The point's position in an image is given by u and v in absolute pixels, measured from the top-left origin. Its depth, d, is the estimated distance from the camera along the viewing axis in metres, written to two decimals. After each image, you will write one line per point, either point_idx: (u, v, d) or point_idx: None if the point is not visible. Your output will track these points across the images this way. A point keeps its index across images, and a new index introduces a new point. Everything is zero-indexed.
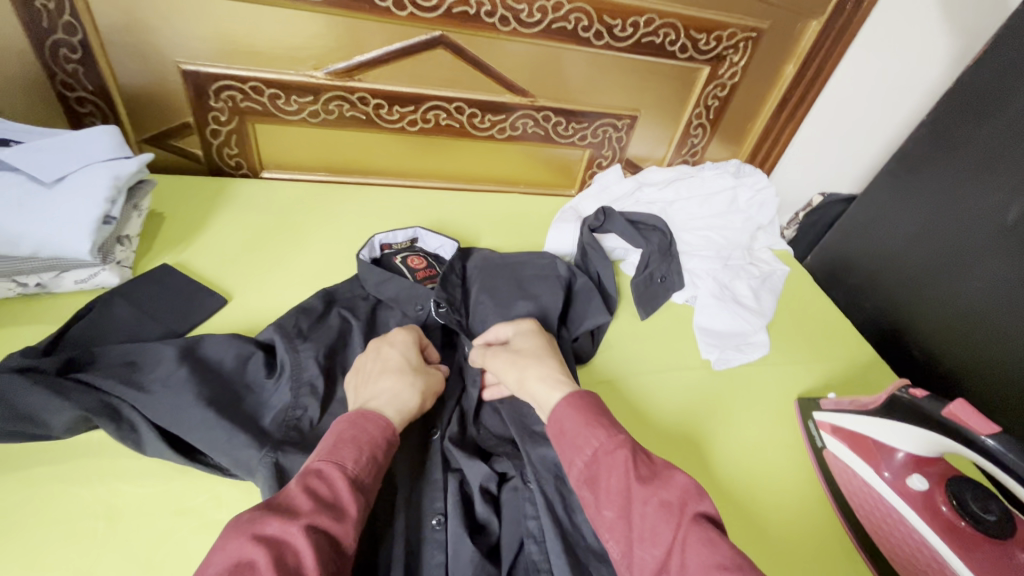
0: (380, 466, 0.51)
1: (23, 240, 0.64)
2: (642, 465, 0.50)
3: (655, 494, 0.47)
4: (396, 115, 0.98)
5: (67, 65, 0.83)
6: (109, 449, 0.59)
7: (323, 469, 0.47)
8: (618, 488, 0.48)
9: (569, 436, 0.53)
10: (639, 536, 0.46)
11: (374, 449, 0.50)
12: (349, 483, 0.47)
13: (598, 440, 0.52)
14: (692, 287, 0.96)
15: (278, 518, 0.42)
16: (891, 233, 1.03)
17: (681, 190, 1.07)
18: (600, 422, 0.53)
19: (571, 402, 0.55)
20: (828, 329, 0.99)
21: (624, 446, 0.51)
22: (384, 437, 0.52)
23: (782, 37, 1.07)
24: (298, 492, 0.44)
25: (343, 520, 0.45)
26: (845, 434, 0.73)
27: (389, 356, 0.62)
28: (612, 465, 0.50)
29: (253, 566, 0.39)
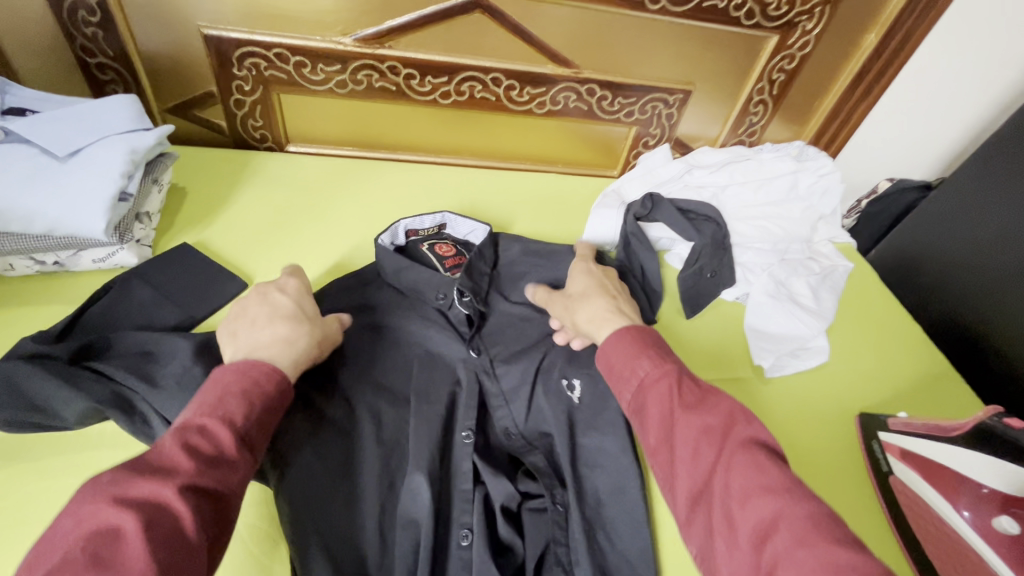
0: (270, 418, 0.46)
1: (37, 217, 0.61)
2: (687, 392, 0.48)
3: (700, 417, 0.45)
4: (428, 86, 0.91)
5: (86, 29, 0.79)
6: (122, 441, 0.56)
7: (205, 423, 0.42)
8: (661, 416, 0.47)
9: (618, 367, 0.51)
10: (683, 456, 0.45)
11: (266, 402, 0.46)
12: (234, 435, 0.42)
13: (643, 371, 0.50)
14: (745, 284, 0.87)
15: (149, 478, 0.37)
16: (976, 230, 0.91)
17: (735, 174, 0.98)
18: (647, 353, 0.51)
19: (621, 337, 0.53)
20: (896, 336, 0.90)
21: (669, 375, 0.49)
22: (278, 387, 0.48)
23: (863, 3, 0.93)
24: (173, 448, 0.40)
25: (229, 475, 0.41)
26: (917, 461, 0.66)
27: (275, 299, 0.58)
28: (658, 392, 0.48)
29: (122, 531, 0.35)
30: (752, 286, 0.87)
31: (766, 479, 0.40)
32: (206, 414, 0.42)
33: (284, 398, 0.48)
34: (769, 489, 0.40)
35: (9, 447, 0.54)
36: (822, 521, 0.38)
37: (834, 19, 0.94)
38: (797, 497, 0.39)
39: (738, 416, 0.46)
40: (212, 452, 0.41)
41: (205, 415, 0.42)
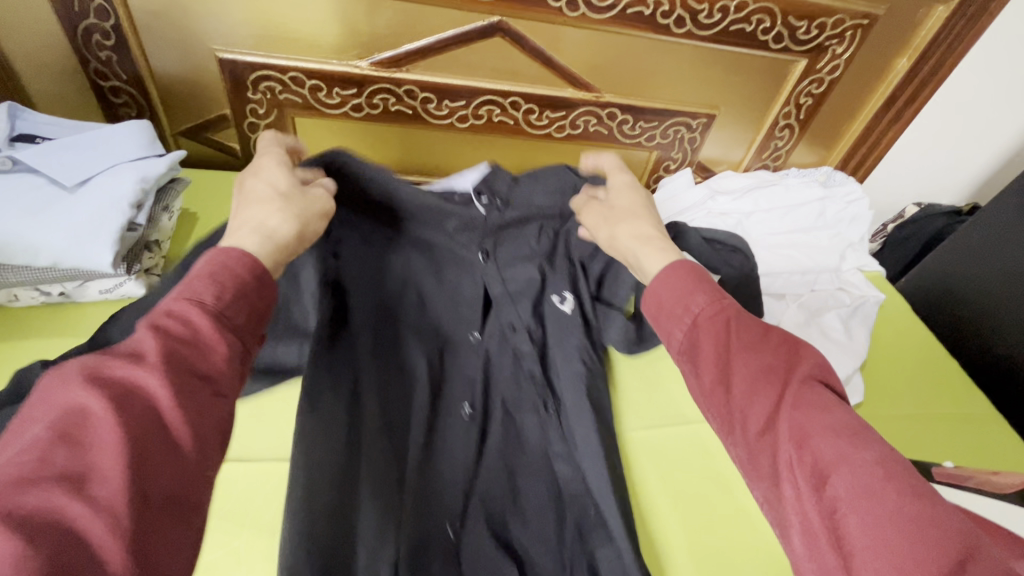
0: (256, 299, 0.39)
1: (42, 250, 0.58)
2: (746, 326, 0.40)
3: (764, 356, 0.38)
4: (445, 110, 0.89)
5: (100, 53, 0.78)
6: None
7: (179, 306, 0.35)
8: (715, 352, 0.40)
9: (668, 303, 0.44)
10: (739, 399, 0.38)
11: (246, 285, 0.38)
12: (214, 319, 0.35)
13: (697, 307, 0.42)
14: (773, 317, 0.84)
15: (123, 361, 0.32)
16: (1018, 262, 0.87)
17: (760, 201, 0.96)
18: (702, 286, 0.43)
19: (672, 273, 0.45)
20: (932, 372, 0.85)
21: (727, 309, 0.41)
22: (255, 268, 0.40)
23: (897, 26, 0.88)
24: (145, 333, 0.33)
25: (213, 361, 0.35)
26: None
27: (250, 186, 0.48)
28: (716, 330, 0.40)
29: (86, 413, 0.30)
30: (780, 318, 0.83)
31: (834, 417, 0.34)
32: (182, 298, 0.36)
33: (265, 278, 0.40)
34: (838, 431, 0.34)
35: None
36: (892, 467, 0.32)
37: (866, 42, 0.89)
38: (868, 445, 0.33)
39: (801, 350, 0.39)
40: (183, 334, 0.34)
41: (181, 299, 0.36)
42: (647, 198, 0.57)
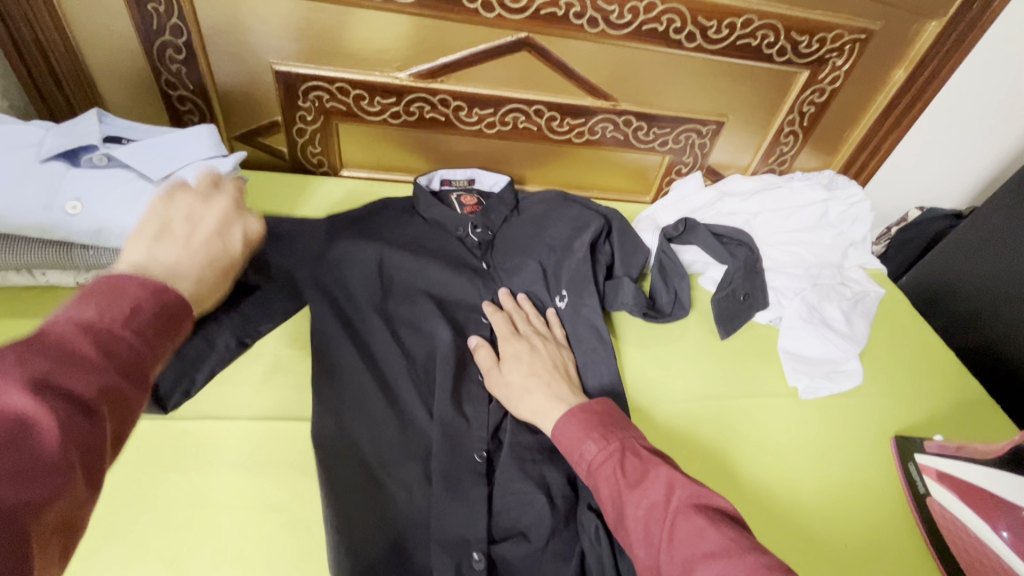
0: (167, 320, 0.36)
1: (133, 235, 0.66)
2: (631, 468, 0.52)
3: (644, 496, 0.49)
4: (475, 117, 0.97)
5: (171, 65, 0.87)
6: (204, 440, 0.61)
7: (111, 327, 0.33)
8: (611, 495, 0.51)
9: (568, 450, 0.57)
10: (636, 539, 0.49)
11: (156, 309, 0.36)
12: (150, 349, 0.34)
13: (590, 454, 0.54)
14: (778, 307, 0.90)
15: (60, 377, 0.30)
16: (1006, 262, 0.93)
17: (766, 202, 1.02)
18: (595, 433, 0.55)
19: (568, 420, 0.58)
20: (929, 361, 0.91)
21: (613, 456, 0.53)
22: (170, 296, 0.37)
23: (893, 40, 0.95)
24: (80, 345, 0.31)
25: (140, 393, 0.34)
26: (953, 482, 0.67)
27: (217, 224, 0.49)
28: (604, 475, 0.52)
29: None
30: (785, 310, 0.89)
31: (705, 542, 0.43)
32: (113, 319, 0.33)
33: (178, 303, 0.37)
34: (712, 554, 0.43)
35: None
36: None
37: (864, 55, 0.96)
38: (739, 559, 0.42)
39: (675, 484, 0.49)
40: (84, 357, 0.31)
41: (109, 320, 0.33)
42: (542, 369, 0.67)
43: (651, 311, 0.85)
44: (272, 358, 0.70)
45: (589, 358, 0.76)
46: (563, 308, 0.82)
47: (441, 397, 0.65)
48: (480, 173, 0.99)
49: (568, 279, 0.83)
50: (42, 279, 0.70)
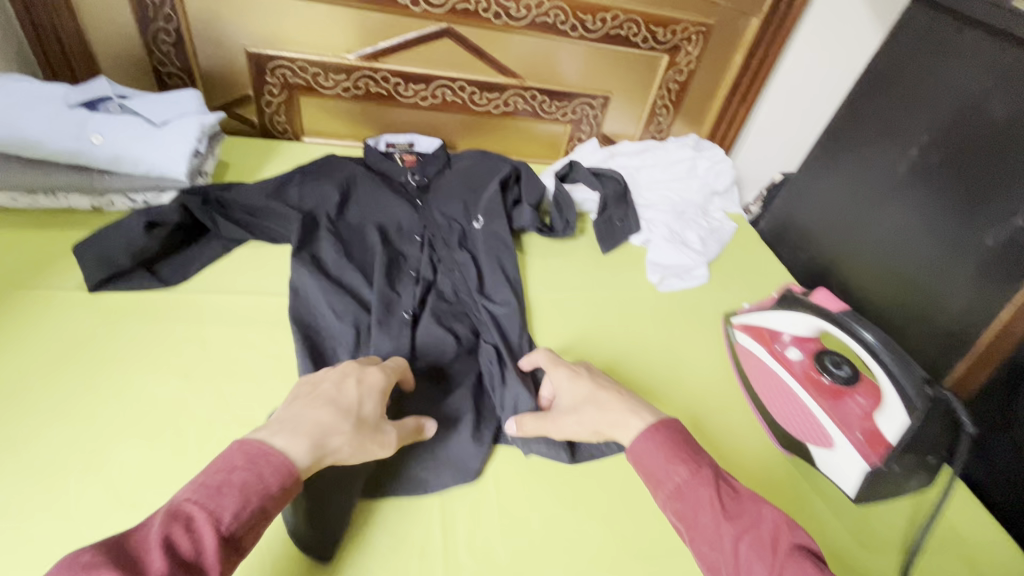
0: (262, 520, 0.46)
1: (141, 162, 0.88)
2: (727, 501, 0.55)
3: (746, 531, 0.52)
4: (411, 92, 1.22)
5: (163, 47, 1.09)
6: (200, 304, 0.82)
7: (192, 517, 0.43)
8: (708, 527, 0.53)
9: (650, 467, 0.59)
10: (738, 571, 0.51)
11: (261, 500, 0.46)
12: (219, 538, 0.43)
13: (681, 477, 0.57)
14: (647, 232, 1.16)
15: (120, 575, 0.38)
16: (819, 194, 1.20)
17: (647, 159, 1.32)
18: (682, 458, 0.58)
19: (653, 436, 0.60)
20: (764, 270, 1.19)
21: (707, 483, 0.56)
22: (279, 486, 0.47)
23: (728, 32, 1.26)
24: (155, 539, 0.41)
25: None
26: (750, 329, 0.92)
27: (349, 394, 0.59)
28: (697, 500, 0.55)
29: None
30: (652, 233, 1.16)
31: None
32: (196, 504, 0.44)
33: (280, 497, 0.47)
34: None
35: (122, 303, 0.80)
36: None
37: (708, 43, 1.26)
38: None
39: (783, 527, 0.52)
40: (189, 552, 0.42)
41: (198, 505, 0.44)
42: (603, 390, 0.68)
43: (545, 229, 1.10)
44: (249, 258, 0.92)
45: (498, 256, 1.00)
46: (478, 228, 1.05)
47: (378, 277, 0.89)
48: (418, 139, 1.22)
49: (483, 208, 1.07)
50: (65, 202, 0.90)
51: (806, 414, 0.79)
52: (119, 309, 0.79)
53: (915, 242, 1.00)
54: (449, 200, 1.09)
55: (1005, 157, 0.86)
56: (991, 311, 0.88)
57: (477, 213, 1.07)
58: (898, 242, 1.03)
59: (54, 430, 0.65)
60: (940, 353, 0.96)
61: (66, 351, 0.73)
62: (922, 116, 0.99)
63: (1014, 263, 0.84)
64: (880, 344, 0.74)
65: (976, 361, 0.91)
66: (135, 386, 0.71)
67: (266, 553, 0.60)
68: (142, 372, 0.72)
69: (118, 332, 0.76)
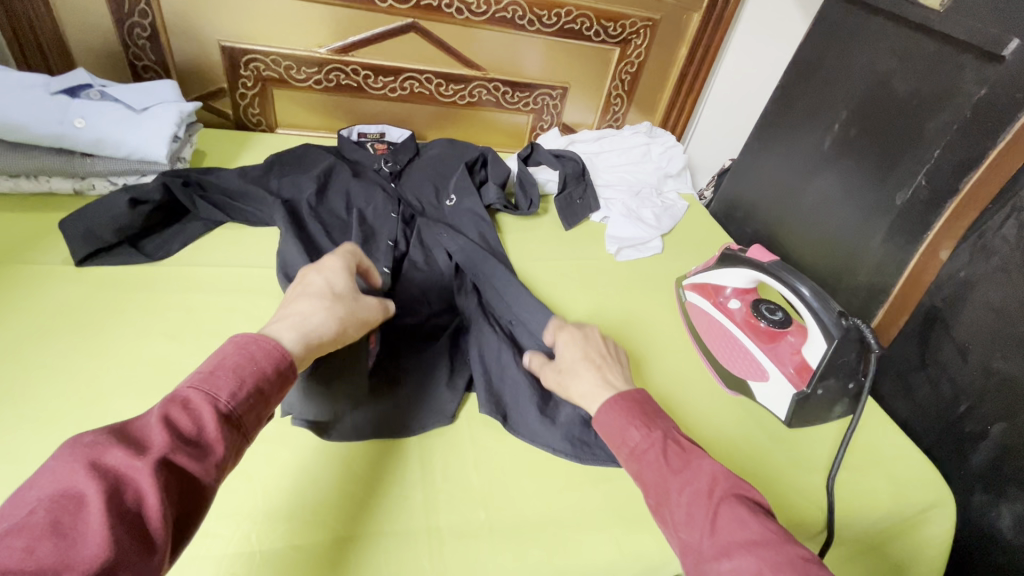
0: (262, 399, 0.49)
1: (122, 145, 0.92)
2: (674, 458, 0.59)
3: (686, 483, 0.56)
4: (380, 83, 1.29)
5: (139, 41, 1.14)
6: (185, 277, 0.87)
7: (190, 399, 0.46)
8: (656, 483, 0.58)
9: (611, 436, 0.64)
10: (679, 519, 0.55)
11: (257, 380, 0.49)
12: (218, 416, 0.45)
13: (636, 441, 0.61)
14: (606, 209, 1.26)
15: (123, 449, 0.41)
16: (761, 173, 1.32)
17: (605, 145, 1.42)
18: (637, 423, 0.63)
19: (612, 408, 0.65)
20: (714, 242, 1.30)
21: (656, 444, 0.60)
22: (272, 365, 0.51)
23: (673, 26, 1.37)
24: (156, 420, 0.44)
25: (205, 457, 0.44)
26: (698, 287, 1.01)
27: (314, 281, 0.66)
28: (648, 460, 0.59)
29: (82, 497, 0.38)
30: (609, 210, 1.25)
31: (746, 527, 0.51)
32: (193, 388, 0.46)
33: (277, 376, 0.51)
34: (751, 541, 0.50)
35: (108, 276, 0.84)
36: (786, 552, 0.48)
37: (655, 37, 1.37)
38: (778, 548, 0.49)
39: (723, 479, 0.56)
40: (190, 428, 0.44)
41: (194, 389, 0.46)
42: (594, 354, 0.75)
43: (511, 207, 1.18)
44: (230, 236, 0.96)
45: (470, 231, 1.07)
46: (450, 207, 1.12)
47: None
48: (389, 129, 1.27)
49: (452, 189, 1.14)
50: (47, 185, 0.94)
51: (749, 359, 0.88)
52: (105, 281, 0.83)
53: (842, 208, 1.11)
54: (420, 181, 1.16)
55: (906, 128, 0.98)
56: (901, 263, 0.99)
57: (447, 198, 1.13)
58: (825, 211, 1.14)
59: (48, 388, 0.69)
60: (862, 302, 1.07)
61: (57, 318, 0.77)
62: (839, 97, 1.12)
63: (917, 218, 0.96)
64: (806, 290, 0.82)
65: (892, 311, 1.01)
66: (126, 349, 0.75)
67: (256, 485, 0.65)
68: (130, 336, 0.77)
69: (105, 302, 0.80)
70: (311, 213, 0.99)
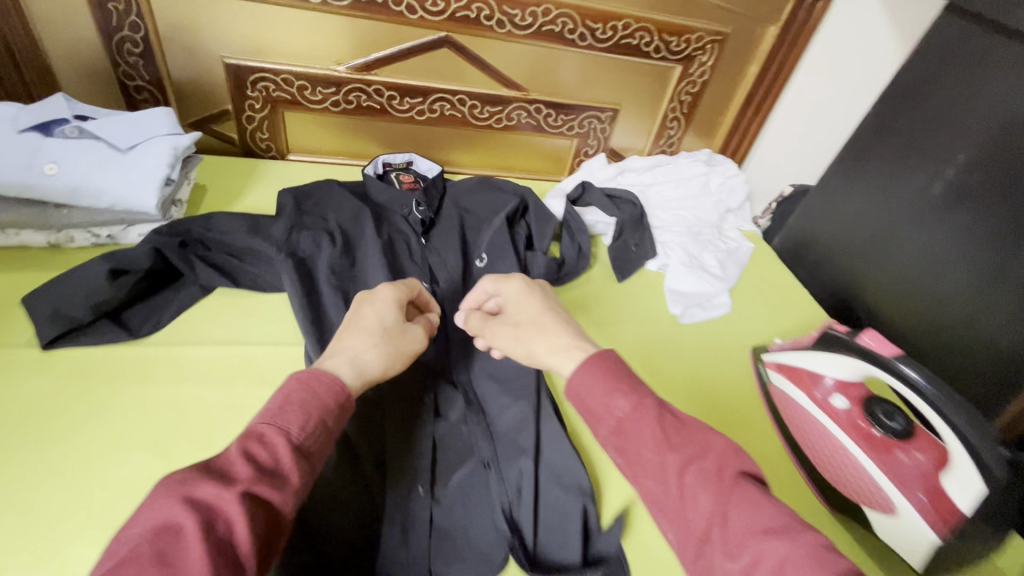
0: (329, 434, 0.46)
1: (103, 194, 0.77)
2: (671, 429, 0.47)
3: (690, 459, 0.45)
4: (406, 105, 1.13)
5: (129, 58, 0.98)
6: (173, 360, 0.72)
7: (264, 433, 0.42)
8: (648, 456, 0.46)
9: (586, 404, 0.50)
10: (679, 499, 0.44)
11: (323, 414, 0.45)
12: (293, 449, 0.42)
13: (622, 406, 0.48)
14: (664, 256, 1.09)
15: (212, 482, 0.38)
16: (841, 214, 1.14)
17: (658, 176, 1.24)
18: (623, 386, 0.50)
19: (589, 366, 0.51)
20: (787, 294, 1.13)
21: (650, 414, 0.48)
22: (336, 400, 0.47)
23: (745, 41, 1.19)
24: (235, 455, 0.41)
25: (284, 488, 0.41)
26: (787, 369, 0.85)
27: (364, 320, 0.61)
28: (639, 431, 0.47)
29: (180, 530, 0.35)
30: (669, 258, 1.08)
31: (763, 512, 0.41)
32: (265, 423, 0.43)
33: (343, 411, 0.48)
34: (771, 532, 0.40)
35: (81, 363, 0.69)
36: (824, 555, 0.38)
37: (723, 53, 1.19)
38: (798, 539, 0.39)
39: (731, 454, 0.46)
40: (266, 461, 0.41)
41: (267, 424, 0.43)
42: (544, 311, 0.62)
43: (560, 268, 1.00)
44: (230, 303, 0.81)
45: None
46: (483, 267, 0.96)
47: None
48: (418, 158, 1.11)
49: (489, 244, 0.98)
50: (15, 239, 0.79)
51: (858, 471, 0.72)
52: (77, 369, 0.68)
53: (953, 270, 0.94)
54: (455, 231, 1.00)
55: None
56: None
57: (480, 250, 0.97)
58: (929, 270, 0.97)
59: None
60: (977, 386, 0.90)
61: (12, 424, 0.62)
62: (955, 137, 0.93)
63: None
64: (931, 389, 0.67)
65: None
66: (98, 467, 0.61)
67: None
68: (103, 448, 0.62)
69: (75, 399, 0.66)
70: (333, 278, 0.83)
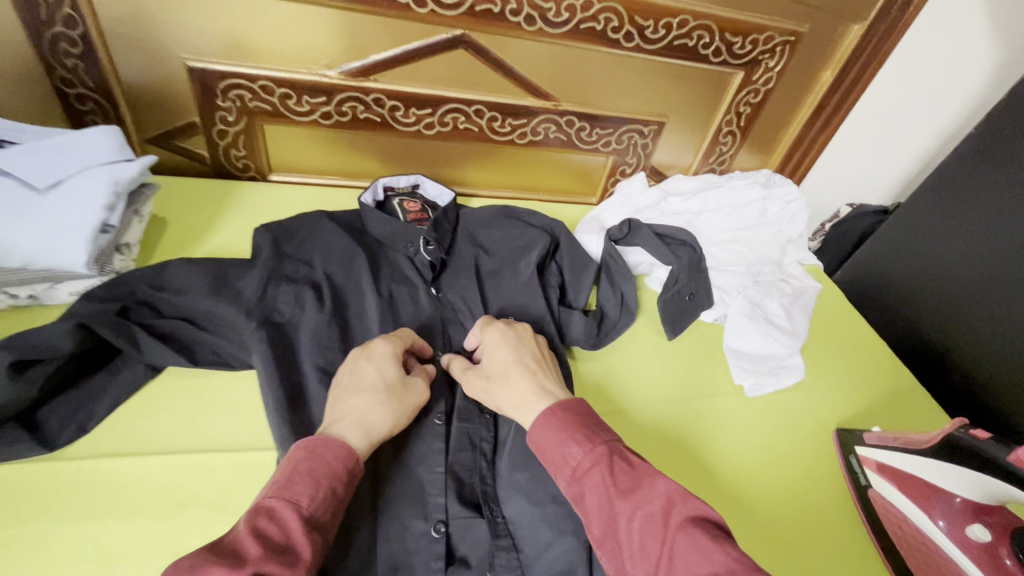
0: (339, 501, 0.43)
1: (12, 252, 0.59)
2: (622, 476, 0.46)
3: (638, 507, 0.43)
4: (412, 117, 0.93)
5: (67, 61, 0.78)
6: (103, 482, 0.55)
7: (273, 506, 0.40)
8: (600, 505, 0.45)
9: (547, 454, 0.49)
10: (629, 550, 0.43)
11: (334, 480, 0.43)
12: (304, 521, 0.40)
13: (574, 457, 0.47)
14: (722, 305, 0.91)
15: (221, 566, 0.35)
16: (934, 249, 0.92)
17: (709, 201, 1.00)
18: (577, 434, 0.48)
19: (548, 418, 0.50)
20: (866, 350, 0.94)
21: (600, 461, 0.46)
22: (345, 466, 0.44)
23: (820, 41, 0.98)
24: (242, 533, 0.38)
25: (297, 565, 0.38)
26: (893, 474, 0.69)
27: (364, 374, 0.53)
28: (590, 482, 0.46)
29: None
30: (729, 308, 0.90)
31: (709, 559, 0.38)
32: (273, 496, 0.41)
33: (351, 477, 0.45)
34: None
35: None
36: None
37: (794, 55, 0.99)
38: None
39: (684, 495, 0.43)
40: (277, 537, 0.39)
41: (274, 497, 0.41)
42: (526, 357, 0.58)
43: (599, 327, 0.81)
44: (184, 389, 0.63)
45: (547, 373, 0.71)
46: None
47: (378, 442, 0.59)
48: (425, 180, 0.90)
49: (514, 298, 0.78)
50: None
51: None
52: None
53: None
54: (472, 278, 0.80)
55: None
56: None
57: (503, 305, 0.78)
58: None
59: None
60: None
61: None
62: None
63: None
64: None
65: None
66: None
67: None
68: None
69: None
70: (316, 355, 0.64)
